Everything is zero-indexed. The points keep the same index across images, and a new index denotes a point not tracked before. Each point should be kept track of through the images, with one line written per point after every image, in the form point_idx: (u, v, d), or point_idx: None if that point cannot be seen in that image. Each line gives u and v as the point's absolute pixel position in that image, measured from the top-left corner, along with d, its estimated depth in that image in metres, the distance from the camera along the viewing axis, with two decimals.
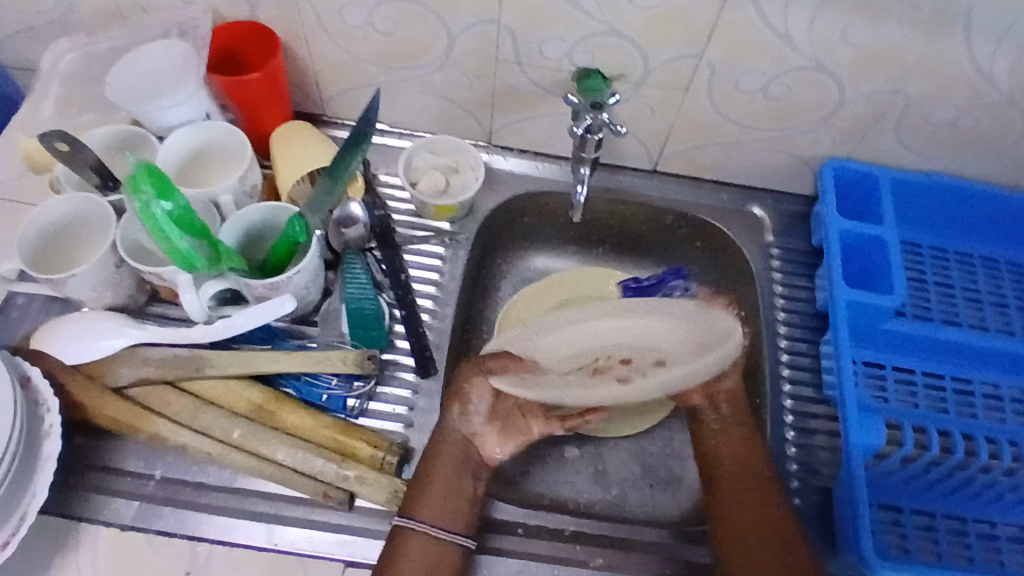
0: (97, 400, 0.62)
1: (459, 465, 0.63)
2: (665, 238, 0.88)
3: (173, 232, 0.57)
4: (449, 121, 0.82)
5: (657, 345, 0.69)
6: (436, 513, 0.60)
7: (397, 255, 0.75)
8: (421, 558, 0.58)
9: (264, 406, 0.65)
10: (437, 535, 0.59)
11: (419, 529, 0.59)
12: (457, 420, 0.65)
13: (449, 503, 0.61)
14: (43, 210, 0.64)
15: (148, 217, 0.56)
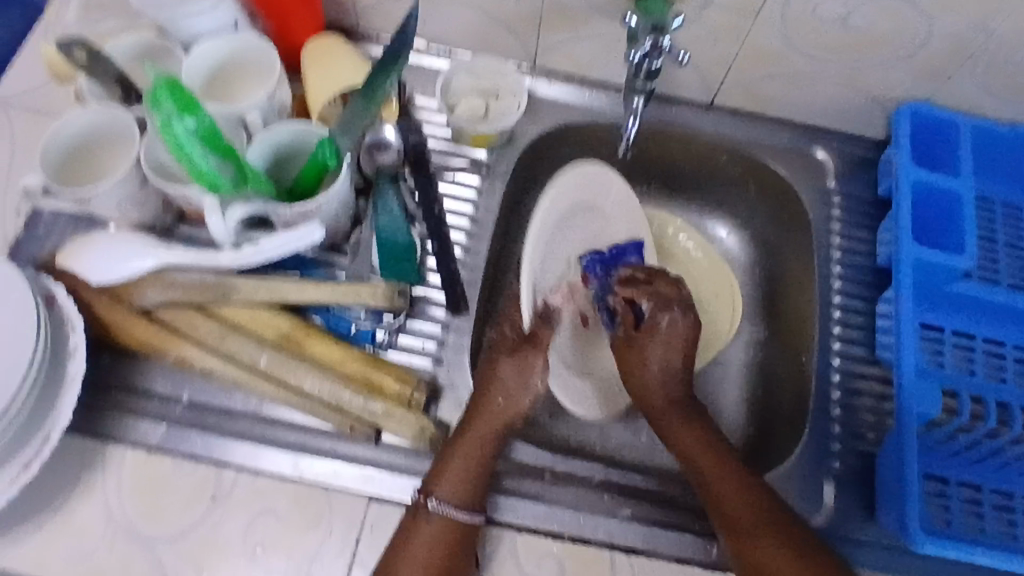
0: (126, 321, 0.61)
1: (490, 442, 0.61)
2: (717, 179, 0.83)
3: (195, 150, 0.54)
4: (492, 40, 0.76)
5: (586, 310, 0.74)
6: (457, 492, 0.58)
7: (430, 185, 0.72)
8: (438, 539, 0.56)
9: (291, 336, 0.63)
10: (456, 514, 0.57)
11: (441, 510, 0.57)
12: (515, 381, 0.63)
13: (469, 480, 0.59)
14: (66, 119, 0.62)
15: (168, 135, 0.53)
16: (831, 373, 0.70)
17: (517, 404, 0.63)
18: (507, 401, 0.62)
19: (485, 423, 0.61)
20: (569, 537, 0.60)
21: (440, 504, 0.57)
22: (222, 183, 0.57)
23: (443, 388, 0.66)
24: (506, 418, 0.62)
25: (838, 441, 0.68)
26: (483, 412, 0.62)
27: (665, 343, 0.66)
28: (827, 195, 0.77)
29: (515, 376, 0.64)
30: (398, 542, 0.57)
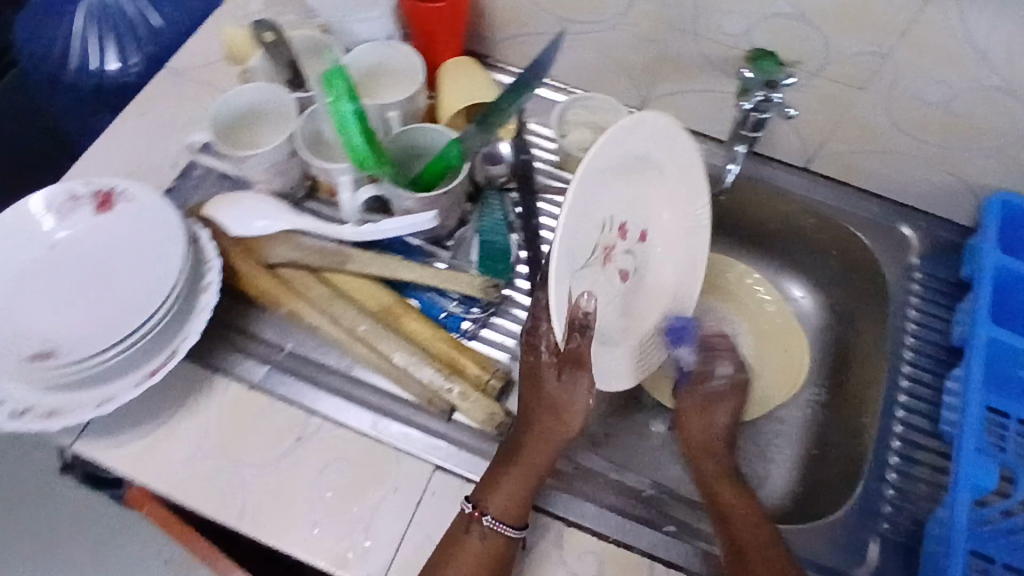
0: (253, 271, 0.69)
1: (545, 460, 0.62)
2: (799, 242, 0.87)
3: (357, 135, 0.63)
4: (609, 82, 0.84)
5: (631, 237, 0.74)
6: (507, 508, 0.59)
7: (532, 200, 0.78)
8: (482, 553, 0.58)
9: (390, 308, 0.70)
10: (504, 530, 0.59)
11: (489, 526, 0.59)
12: (569, 393, 0.64)
13: (519, 497, 0.60)
14: (236, 92, 0.71)
15: (339, 121, 0.63)
16: (891, 438, 0.72)
17: (564, 421, 0.64)
18: (544, 431, 0.63)
19: (534, 446, 0.63)
20: (613, 540, 0.63)
21: (489, 518, 0.59)
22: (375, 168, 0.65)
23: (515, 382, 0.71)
24: (543, 447, 0.63)
25: (889, 504, 0.69)
26: (525, 441, 0.63)
27: (697, 408, 0.72)
28: (909, 270, 0.80)
29: (546, 394, 0.65)
30: (439, 560, 0.58)
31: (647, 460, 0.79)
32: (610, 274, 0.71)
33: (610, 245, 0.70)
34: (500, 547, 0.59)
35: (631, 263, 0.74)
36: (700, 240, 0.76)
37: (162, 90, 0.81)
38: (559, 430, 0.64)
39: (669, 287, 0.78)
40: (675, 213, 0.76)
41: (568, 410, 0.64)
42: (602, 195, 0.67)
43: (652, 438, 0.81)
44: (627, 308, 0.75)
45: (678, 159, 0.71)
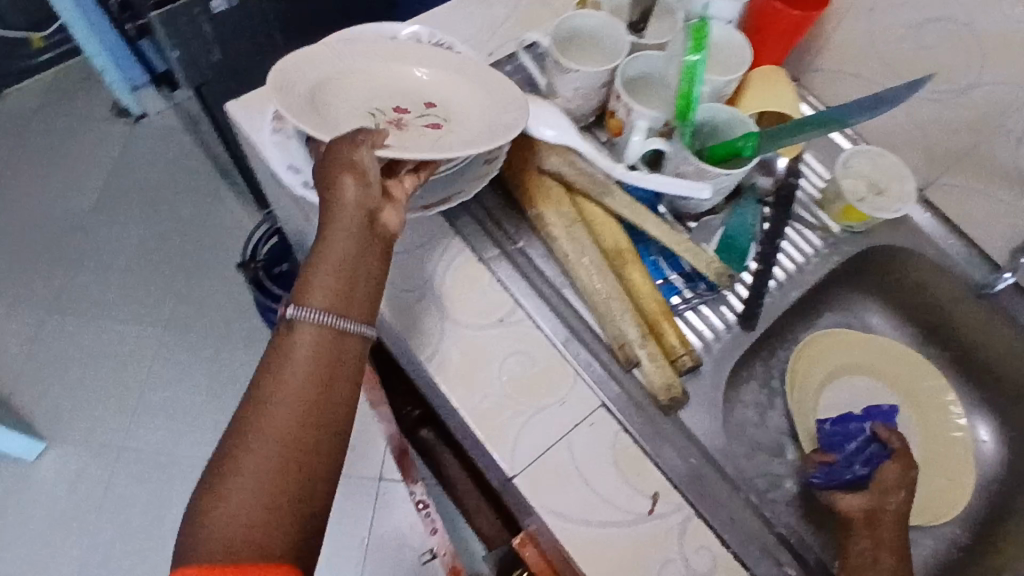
0: (523, 166, 0.75)
1: (352, 232, 0.54)
2: (1014, 386, 0.83)
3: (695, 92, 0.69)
4: (903, 153, 0.84)
5: (439, 111, 0.71)
6: (329, 298, 0.52)
7: (783, 222, 0.79)
8: (308, 363, 0.50)
9: (623, 251, 0.73)
10: (331, 324, 0.51)
11: (303, 321, 0.50)
12: (352, 191, 0.55)
13: (337, 286, 0.52)
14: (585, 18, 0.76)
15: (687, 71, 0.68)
16: None
17: (343, 185, 0.55)
18: (339, 213, 0.55)
19: (341, 242, 0.53)
20: (730, 550, 0.64)
21: (300, 311, 0.51)
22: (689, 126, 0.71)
23: (697, 371, 0.73)
24: (369, 259, 0.54)
25: None
26: (330, 221, 0.54)
27: (888, 484, 0.69)
28: None
29: (347, 200, 0.55)
30: (270, 366, 0.50)
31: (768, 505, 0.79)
32: (410, 132, 0.67)
33: (391, 119, 0.69)
34: (354, 358, 0.52)
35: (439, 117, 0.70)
36: (484, 69, 0.73)
37: None
38: (373, 237, 0.55)
39: (487, 110, 0.70)
40: (456, 87, 0.73)
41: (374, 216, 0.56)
42: (337, 95, 0.69)
43: (783, 492, 0.81)
44: (450, 141, 0.67)
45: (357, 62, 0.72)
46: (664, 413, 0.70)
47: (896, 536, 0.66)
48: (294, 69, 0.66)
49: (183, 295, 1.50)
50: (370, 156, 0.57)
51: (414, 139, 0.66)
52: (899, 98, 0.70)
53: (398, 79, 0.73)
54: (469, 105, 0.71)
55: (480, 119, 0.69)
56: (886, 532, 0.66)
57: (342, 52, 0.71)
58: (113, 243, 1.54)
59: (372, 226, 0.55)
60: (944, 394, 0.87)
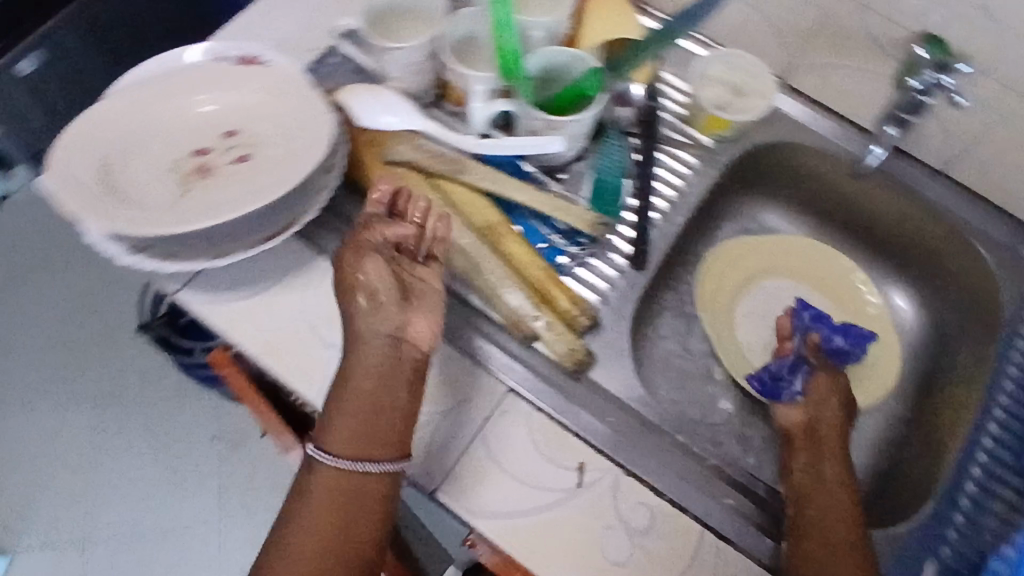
0: (370, 160, 0.71)
1: (376, 368, 0.58)
2: (916, 248, 0.83)
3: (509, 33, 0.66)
4: (759, 44, 0.80)
5: (244, 138, 0.66)
6: (341, 444, 0.58)
7: (652, 147, 0.77)
8: (326, 516, 0.57)
9: (495, 226, 0.70)
10: (347, 468, 0.57)
11: (319, 462, 0.58)
12: (365, 312, 0.59)
13: (357, 429, 0.58)
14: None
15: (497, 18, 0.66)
16: (972, 466, 0.68)
17: (369, 317, 0.59)
18: (366, 343, 0.59)
19: (363, 378, 0.58)
20: (668, 498, 0.63)
21: (320, 453, 0.58)
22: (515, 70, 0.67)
23: (601, 327, 0.71)
24: (390, 393, 0.58)
25: (956, 531, 0.65)
26: (357, 352, 0.59)
27: (821, 392, 0.70)
28: None
29: (368, 330, 0.59)
30: (295, 499, 0.58)
31: (708, 432, 0.79)
32: (219, 179, 0.63)
33: (198, 165, 0.64)
34: (381, 485, 0.58)
35: (245, 146, 0.65)
36: (279, 79, 0.67)
37: None
38: (402, 361, 0.59)
39: (289, 128, 0.65)
40: (255, 107, 0.67)
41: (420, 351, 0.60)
42: (133, 156, 0.63)
43: (719, 413, 0.80)
44: (262, 179, 0.62)
45: (138, 112, 0.65)
46: (575, 380, 0.68)
47: (839, 439, 0.67)
48: (72, 152, 0.60)
49: (99, 369, 1.43)
50: (383, 270, 0.60)
51: (228, 191, 0.62)
52: (704, 10, 0.70)
53: (186, 116, 0.66)
54: (271, 124, 0.66)
55: (285, 142, 0.64)
56: (828, 438, 0.67)
57: (117, 110, 0.64)
58: (13, 332, 1.46)
59: (398, 349, 0.59)
60: (853, 274, 0.86)
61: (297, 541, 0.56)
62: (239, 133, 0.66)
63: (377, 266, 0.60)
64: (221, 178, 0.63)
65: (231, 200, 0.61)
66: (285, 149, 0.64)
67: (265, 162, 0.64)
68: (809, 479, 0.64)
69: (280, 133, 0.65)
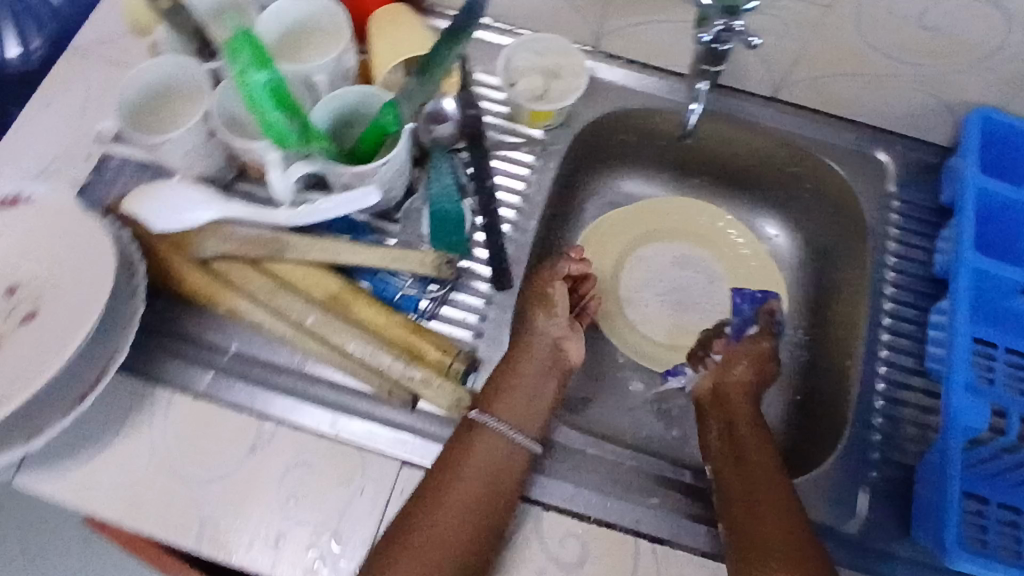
0: (183, 268, 0.64)
1: (545, 369, 0.65)
2: (772, 175, 0.82)
3: (267, 101, 0.55)
4: (560, 18, 0.76)
5: (27, 293, 0.60)
6: (514, 416, 0.62)
7: (484, 159, 0.73)
8: (486, 471, 0.59)
9: (338, 296, 0.64)
10: (508, 437, 0.61)
11: (480, 423, 0.61)
12: (543, 323, 0.67)
13: (528, 410, 0.63)
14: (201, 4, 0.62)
15: (247, 87, 0.54)
16: (875, 381, 0.70)
17: (531, 334, 0.66)
18: (534, 338, 0.66)
19: (524, 370, 0.64)
20: (592, 519, 0.61)
21: (481, 417, 0.61)
22: (289, 137, 0.58)
23: (481, 362, 0.67)
24: (547, 383, 0.65)
25: (877, 451, 0.67)
26: (522, 347, 0.65)
27: (737, 356, 0.70)
28: (886, 199, 0.75)
29: (536, 327, 0.66)
30: (436, 480, 0.58)
31: (625, 420, 0.77)
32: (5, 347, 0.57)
33: None
34: (515, 466, 0.60)
35: (28, 301, 0.59)
36: (52, 218, 0.62)
37: (65, 73, 0.73)
38: (557, 366, 0.66)
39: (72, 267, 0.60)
40: (32, 254, 0.61)
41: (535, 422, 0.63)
42: None
43: (631, 397, 0.79)
44: (51, 334, 0.56)
45: None
46: None
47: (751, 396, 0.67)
48: None
49: None
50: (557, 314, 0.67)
51: (17, 360, 0.56)
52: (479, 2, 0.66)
53: None
54: (54, 269, 0.60)
55: (72, 284, 0.59)
56: (739, 398, 0.67)
57: None
58: None
59: (557, 355, 0.66)
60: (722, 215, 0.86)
61: (438, 526, 0.56)
62: (20, 288, 0.60)
63: (559, 288, 0.69)
64: (4, 349, 0.57)
65: (17, 373, 0.55)
66: (71, 292, 0.59)
67: (53, 313, 0.58)
68: (730, 448, 0.64)
69: (64, 275, 0.60)
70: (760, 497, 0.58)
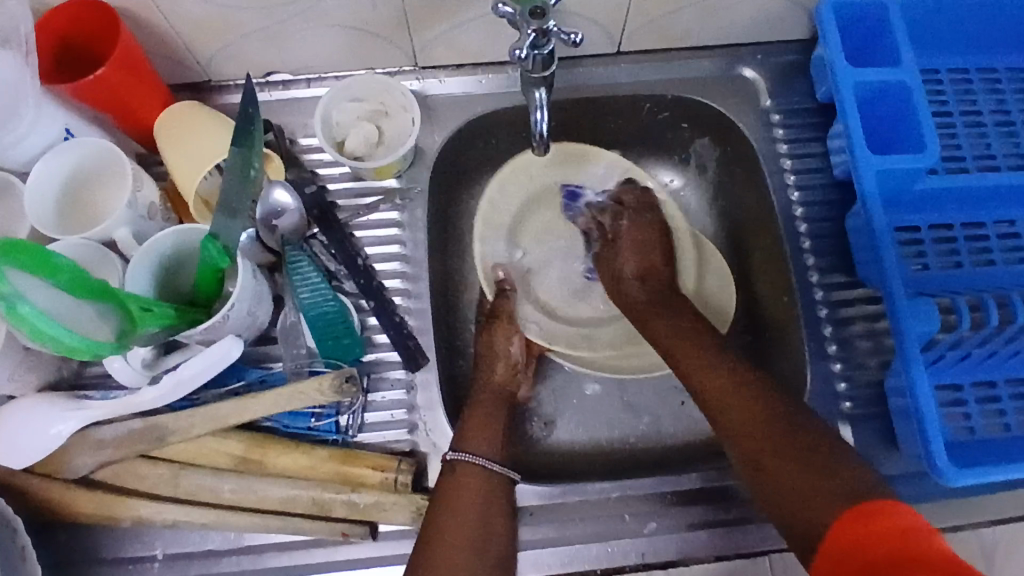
0: (64, 496, 0.56)
1: (494, 404, 0.63)
2: (645, 127, 0.75)
3: (53, 327, 0.45)
4: (365, 50, 0.66)
5: None
6: (485, 445, 0.59)
7: (345, 236, 0.64)
8: (476, 497, 0.56)
9: (247, 457, 0.57)
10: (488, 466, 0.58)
11: (461, 461, 0.58)
12: (493, 365, 0.65)
13: (486, 432, 0.60)
14: None
15: (21, 321, 0.44)
16: (818, 309, 0.66)
17: (500, 369, 0.65)
18: (487, 366, 0.65)
19: (479, 406, 0.62)
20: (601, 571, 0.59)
21: (456, 450, 0.58)
22: (103, 348, 0.48)
23: (427, 455, 0.61)
24: (484, 408, 0.62)
25: (844, 381, 0.65)
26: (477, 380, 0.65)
27: (634, 243, 0.70)
28: (765, 116, 0.71)
29: (493, 368, 0.65)
30: (430, 527, 0.54)
31: None
32: None
33: None
34: (491, 490, 0.57)
35: None
36: None
37: None
38: (494, 401, 0.63)
39: None
40: None
41: (495, 475, 0.58)
42: None
43: None
44: None
45: None
46: None
47: (724, 380, 0.60)
48: None
49: None
50: (506, 347, 0.66)
51: None
52: (257, 104, 0.53)
53: None
54: None
55: None
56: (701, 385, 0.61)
57: None
58: None
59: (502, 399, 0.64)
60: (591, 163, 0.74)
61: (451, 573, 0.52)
62: None
63: (505, 329, 0.67)
64: None
65: None
66: None
67: None
68: (729, 435, 0.57)
69: None
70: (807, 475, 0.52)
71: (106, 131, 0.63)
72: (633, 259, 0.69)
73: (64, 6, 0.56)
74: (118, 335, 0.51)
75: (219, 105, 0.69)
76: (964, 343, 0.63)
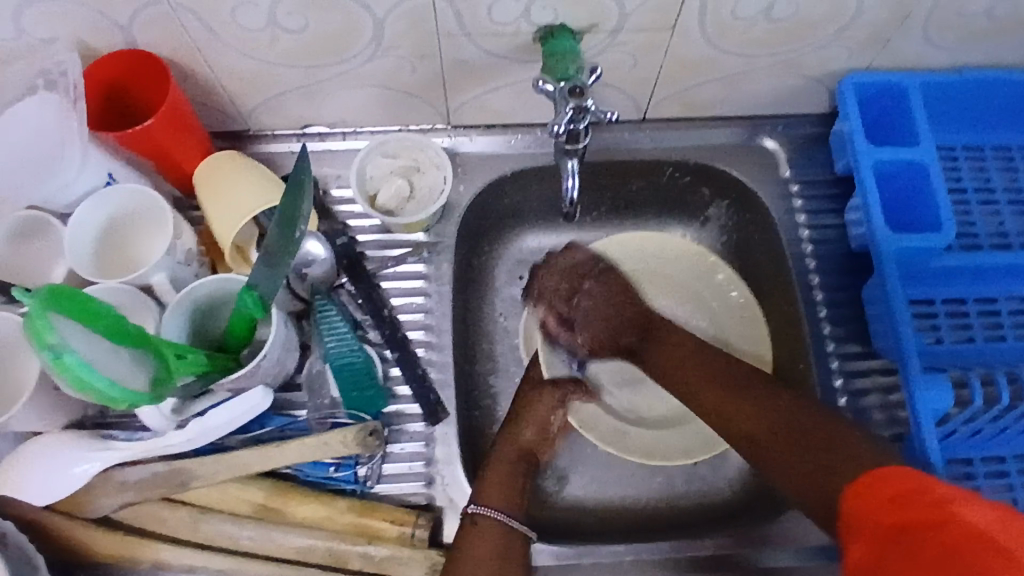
0: (84, 537, 0.56)
1: (518, 463, 0.63)
2: (663, 191, 0.77)
3: (95, 376, 0.46)
4: (399, 109, 0.68)
5: None
6: (505, 502, 0.59)
7: (372, 287, 0.66)
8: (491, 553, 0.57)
9: (268, 504, 0.58)
10: (507, 522, 0.58)
11: (482, 515, 0.58)
12: (522, 422, 0.65)
13: (509, 490, 0.60)
14: None
15: (65, 370, 0.46)
16: (833, 378, 0.67)
17: (528, 431, 0.65)
18: (522, 424, 0.65)
19: (502, 461, 0.62)
20: None
21: (477, 505, 0.59)
22: (139, 397, 0.49)
23: (443, 509, 0.62)
24: (509, 465, 0.62)
25: None
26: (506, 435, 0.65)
27: (614, 293, 0.69)
28: (784, 185, 0.73)
29: (526, 422, 0.65)
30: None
31: None
32: None
33: None
34: (508, 547, 0.57)
35: None
36: None
37: None
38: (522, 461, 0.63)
39: None
40: None
41: (514, 531, 0.58)
42: None
43: None
44: None
45: None
46: None
47: (676, 355, 0.65)
48: None
49: None
50: (552, 407, 0.66)
51: None
52: (308, 166, 0.56)
53: None
54: None
55: None
56: (672, 372, 0.64)
57: None
58: None
59: (527, 457, 0.64)
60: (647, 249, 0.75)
61: None
62: None
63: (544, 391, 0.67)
64: None
65: None
66: None
67: None
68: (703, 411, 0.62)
69: None
70: (818, 445, 0.54)
71: (145, 176, 0.65)
72: (590, 325, 0.69)
73: (106, 61, 0.58)
74: (153, 382, 0.52)
75: (255, 154, 0.71)
76: (979, 419, 0.63)
